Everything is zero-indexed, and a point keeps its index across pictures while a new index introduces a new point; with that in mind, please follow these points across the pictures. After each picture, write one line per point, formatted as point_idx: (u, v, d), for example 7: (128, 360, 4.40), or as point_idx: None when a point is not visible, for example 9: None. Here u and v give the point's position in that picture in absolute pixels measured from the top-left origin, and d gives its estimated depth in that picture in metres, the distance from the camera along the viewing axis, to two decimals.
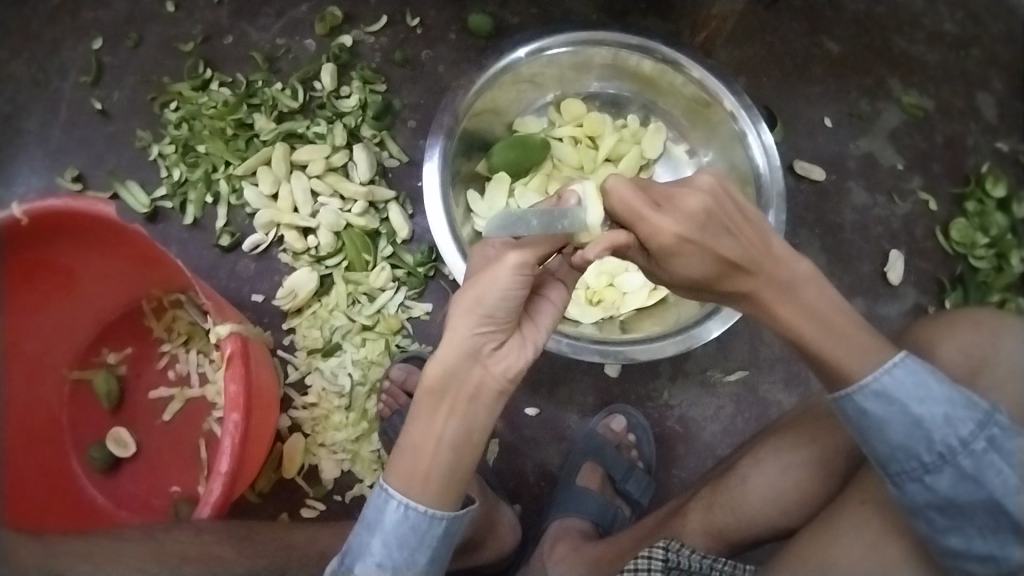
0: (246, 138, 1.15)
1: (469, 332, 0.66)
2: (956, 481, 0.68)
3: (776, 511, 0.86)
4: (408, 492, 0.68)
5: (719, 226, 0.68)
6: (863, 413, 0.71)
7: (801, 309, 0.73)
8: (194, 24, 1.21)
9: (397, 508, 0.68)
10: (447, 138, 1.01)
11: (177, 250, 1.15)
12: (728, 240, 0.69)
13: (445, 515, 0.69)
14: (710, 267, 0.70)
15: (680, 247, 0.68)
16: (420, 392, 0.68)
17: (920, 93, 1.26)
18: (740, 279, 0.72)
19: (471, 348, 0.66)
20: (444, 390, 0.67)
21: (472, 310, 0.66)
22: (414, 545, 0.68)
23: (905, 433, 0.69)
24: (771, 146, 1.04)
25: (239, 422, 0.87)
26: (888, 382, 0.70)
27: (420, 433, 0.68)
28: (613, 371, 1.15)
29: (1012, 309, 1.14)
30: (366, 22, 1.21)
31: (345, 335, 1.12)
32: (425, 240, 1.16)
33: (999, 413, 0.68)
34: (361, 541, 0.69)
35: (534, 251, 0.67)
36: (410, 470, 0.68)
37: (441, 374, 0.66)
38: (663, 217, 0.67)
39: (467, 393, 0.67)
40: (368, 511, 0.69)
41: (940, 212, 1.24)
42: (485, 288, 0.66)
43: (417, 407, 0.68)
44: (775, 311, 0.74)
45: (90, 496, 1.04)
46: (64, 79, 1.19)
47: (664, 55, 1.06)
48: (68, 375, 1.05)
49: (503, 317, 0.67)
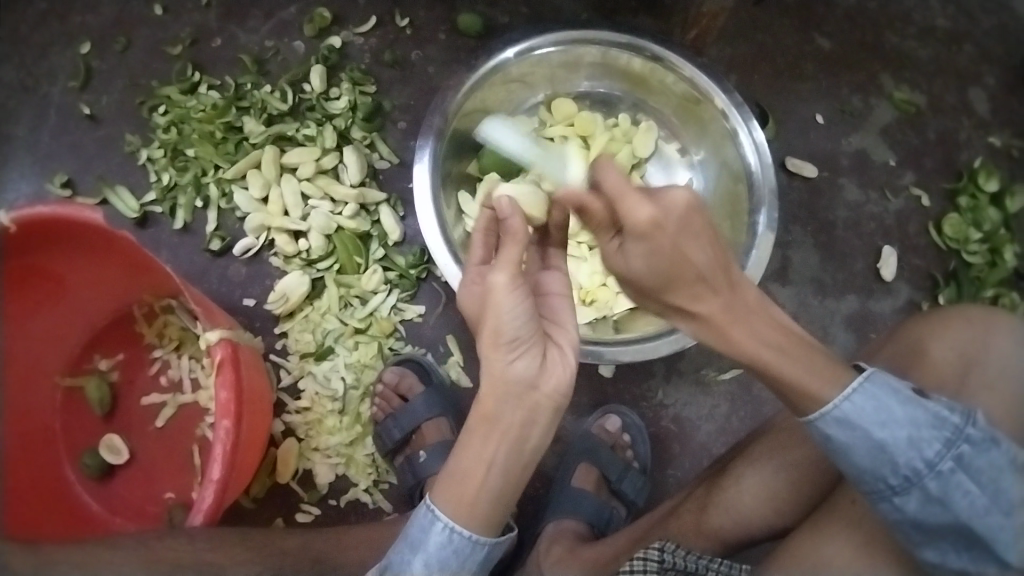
0: (235, 141, 1.14)
1: (506, 362, 0.65)
2: (923, 503, 0.68)
3: (749, 528, 0.87)
4: (457, 517, 0.67)
5: (692, 231, 0.63)
6: (829, 439, 0.71)
7: (757, 335, 0.68)
8: (183, 27, 1.20)
9: (442, 531, 0.68)
10: (437, 139, 1.00)
11: (167, 255, 1.15)
12: (701, 247, 0.63)
13: (488, 540, 0.69)
14: (668, 268, 0.63)
15: (651, 233, 0.62)
16: (472, 422, 0.67)
17: (911, 88, 1.26)
18: (698, 296, 0.66)
19: (514, 376, 0.65)
20: (496, 418, 0.66)
21: (496, 340, 0.65)
22: (455, 567, 0.69)
23: (869, 457, 0.69)
24: (762, 143, 1.03)
25: (230, 428, 0.87)
26: (850, 408, 0.69)
27: (473, 462, 0.66)
28: (608, 371, 1.14)
29: (1006, 304, 1.18)
30: (355, 23, 1.21)
31: (338, 338, 1.11)
32: (417, 242, 1.15)
33: (971, 426, 0.67)
34: (402, 558, 0.69)
35: (507, 262, 0.66)
36: (459, 496, 0.67)
37: (491, 405, 0.65)
38: (645, 202, 0.62)
39: (521, 418, 0.65)
40: (412, 530, 0.70)
41: (933, 207, 1.24)
42: (497, 315, 0.64)
43: (467, 437, 0.67)
44: (731, 333, 0.68)
45: (84, 503, 1.03)
46: (52, 84, 1.18)
47: (653, 53, 1.06)
48: (61, 382, 1.04)
49: (529, 335, 0.66)
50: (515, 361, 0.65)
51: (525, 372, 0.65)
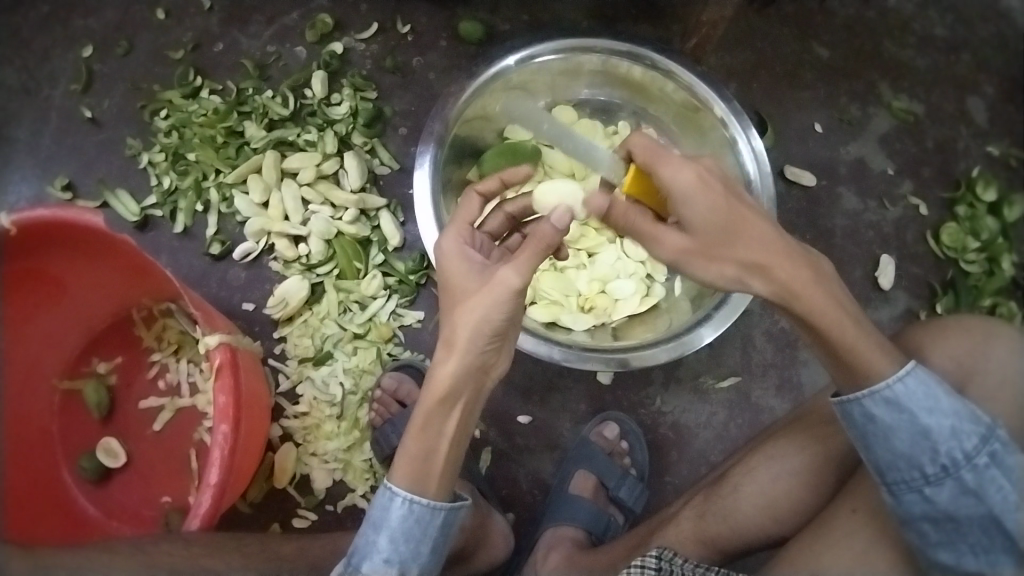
0: (236, 145, 1.15)
1: (476, 350, 0.72)
2: (956, 494, 0.69)
3: (766, 520, 0.86)
4: (417, 489, 0.73)
5: (732, 186, 0.74)
6: (870, 418, 0.72)
7: (835, 301, 0.74)
8: (185, 31, 1.21)
9: (402, 505, 0.72)
10: (437, 146, 1.01)
11: (167, 259, 1.15)
12: (743, 201, 0.74)
13: (445, 505, 0.74)
14: (727, 221, 0.72)
15: (700, 182, 0.72)
16: (427, 403, 0.73)
17: (910, 98, 1.27)
18: (762, 244, 0.73)
19: (479, 363, 0.72)
20: (454, 397, 0.73)
21: (480, 331, 0.71)
22: (419, 536, 0.73)
23: (911, 442, 0.70)
24: (761, 152, 1.04)
25: (228, 433, 0.87)
26: (901, 391, 0.71)
27: (432, 438, 0.73)
28: (606, 378, 1.14)
29: (1003, 313, 1.15)
30: (357, 30, 1.21)
31: (337, 343, 1.11)
32: (417, 248, 1.16)
33: (999, 429, 0.69)
34: (367, 540, 0.73)
35: (522, 264, 0.71)
36: (421, 471, 0.73)
37: (448, 386, 0.72)
38: (687, 163, 0.73)
39: (473, 395, 0.74)
40: (374, 510, 0.73)
41: (931, 217, 1.25)
42: (489, 309, 0.70)
43: (425, 417, 0.73)
44: (811, 299, 0.73)
45: (81, 507, 1.03)
46: (54, 87, 1.19)
47: (653, 61, 1.07)
48: (59, 385, 1.04)
49: (505, 331, 0.73)
50: (486, 350, 0.72)
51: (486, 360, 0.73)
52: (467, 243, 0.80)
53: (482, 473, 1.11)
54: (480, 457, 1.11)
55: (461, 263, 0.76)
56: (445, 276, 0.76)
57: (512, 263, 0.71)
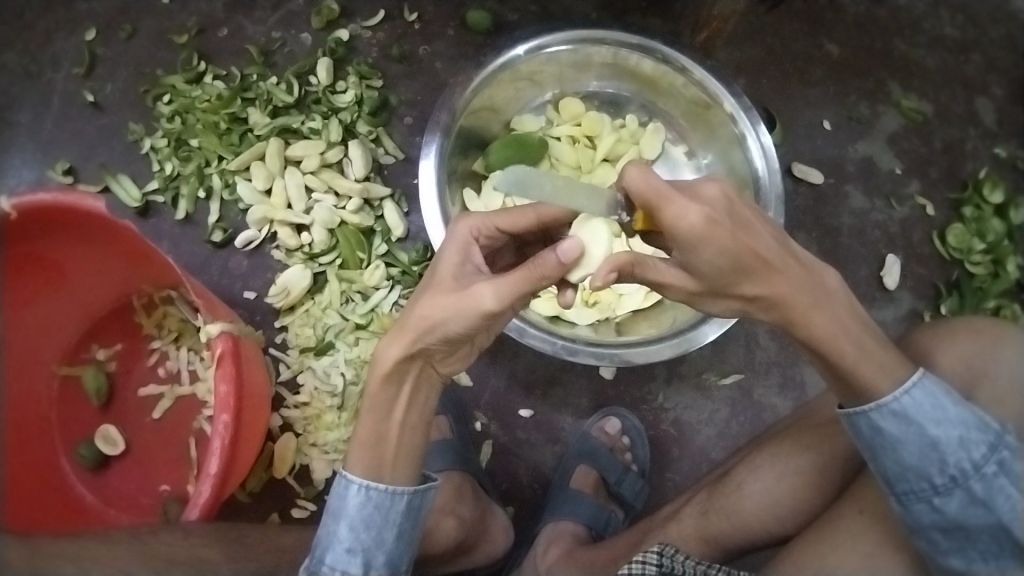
0: (239, 132, 1.14)
1: (422, 345, 0.69)
2: (966, 504, 0.69)
3: (770, 519, 0.85)
4: (374, 476, 0.72)
5: (739, 216, 0.67)
6: (878, 431, 0.71)
7: (839, 322, 0.71)
8: (189, 16, 1.19)
9: (358, 491, 0.71)
10: (444, 136, 0.99)
11: (168, 246, 1.14)
12: (753, 233, 0.67)
13: (407, 490, 0.73)
14: (739, 261, 0.67)
15: (710, 229, 0.65)
16: (373, 385, 0.72)
17: (919, 97, 1.26)
18: (773, 279, 0.69)
19: (425, 354, 0.70)
20: (398, 380, 0.72)
21: (431, 331, 0.68)
22: (380, 523, 0.72)
23: (919, 454, 0.69)
24: (770, 148, 1.03)
25: (228, 423, 0.87)
26: (908, 403, 0.70)
27: (378, 424, 0.72)
28: (608, 374, 1.13)
29: (1008, 315, 1.16)
30: (363, 17, 1.20)
31: (338, 334, 1.10)
32: (420, 239, 1.15)
33: (1007, 436, 0.70)
34: (328, 531, 0.72)
35: (505, 288, 0.66)
36: (374, 458, 0.72)
37: (393, 369, 0.70)
38: (691, 203, 0.64)
39: (416, 380, 0.73)
40: (332, 500, 0.73)
41: (937, 217, 1.24)
42: (449, 318, 0.68)
43: (371, 400, 0.72)
44: (812, 321, 0.71)
45: (79, 494, 1.02)
46: (56, 70, 1.17)
47: (664, 55, 1.05)
48: (58, 371, 1.03)
49: (459, 338, 0.70)
50: (436, 346, 0.70)
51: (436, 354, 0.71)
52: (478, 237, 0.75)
53: (482, 466, 1.10)
54: (481, 450, 1.10)
55: (456, 253, 0.73)
56: (441, 257, 0.73)
57: (494, 282, 0.66)
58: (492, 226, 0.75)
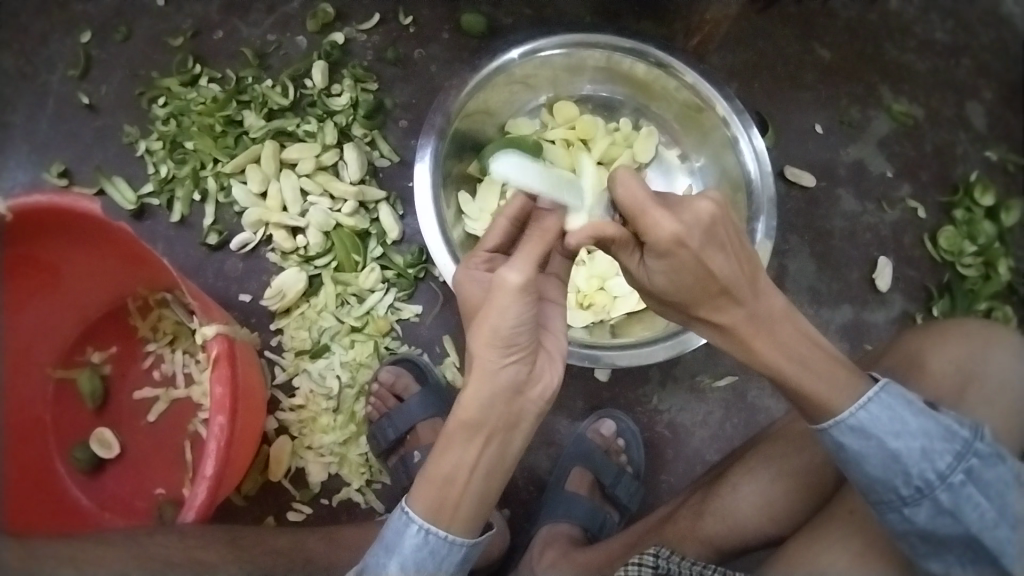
0: (235, 134, 1.14)
1: (494, 364, 0.65)
2: (934, 513, 0.68)
3: (764, 520, 0.86)
4: (434, 519, 0.68)
5: (717, 239, 0.66)
6: (841, 447, 0.71)
7: (779, 344, 0.72)
8: (185, 18, 1.19)
9: (417, 533, 0.68)
10: (439, 139, 1.00)
11: (163, 248, 1.14)
12: (722, 257, 0.67)
13: (467, 541, 0.70)
14: (693, 283, 0.68)
15: (673, 248, 0.65)
16: (450, 430, 0.67)
17: (911, 101, 1.27)
18: (726, 304, 0.70)
19: (504, 379, 0.66)
20: (479, 423, 0.66)
21: (494, 342, 0.65)
22: (432, 568, 0.69)
23: (882, 467, 0.69)
24: (763, 152, 1.04)
25: (224, 424, 0.86)
26: (865, 418, 0.70)
27: (451, 464, 0.67)
28: (603, 375, 1.14)
29: (999, 317, 1.19)
30: (358, 20, 1.20)
31: (334, 336, 1.11)
32: (416, 242, 1.15)
33: (978, 442, 0.69)
34: (378, 561, 0.69)
35: (523, 262, 0.65)
36: (439, 500, 0.68)
37: (474, 410, 0.66)
38: (668, 216, 0.65)
39: (503, 417, 0.66)
40: (388, 533, 0.69)
41: (929, 220, 1.25)
42: (499, 318, 0.64)
43: (447, 443, 0.67)
44: (754, 345, 0.72)
45: (73, 497, 1.02)
46: (51, 72, 1.17)
47: (656, 59, 1.06)
48: (53, 374, 1.03)
49: (525, 341, 0.66)
50: (507, 365, 0.66)
51: (514, 376, 0.66)
52: (479, 267, 0.74)
53: None
54: None
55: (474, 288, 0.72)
56: (464, 304, 0.72)
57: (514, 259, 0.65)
58: (482, 250, 0.75)
